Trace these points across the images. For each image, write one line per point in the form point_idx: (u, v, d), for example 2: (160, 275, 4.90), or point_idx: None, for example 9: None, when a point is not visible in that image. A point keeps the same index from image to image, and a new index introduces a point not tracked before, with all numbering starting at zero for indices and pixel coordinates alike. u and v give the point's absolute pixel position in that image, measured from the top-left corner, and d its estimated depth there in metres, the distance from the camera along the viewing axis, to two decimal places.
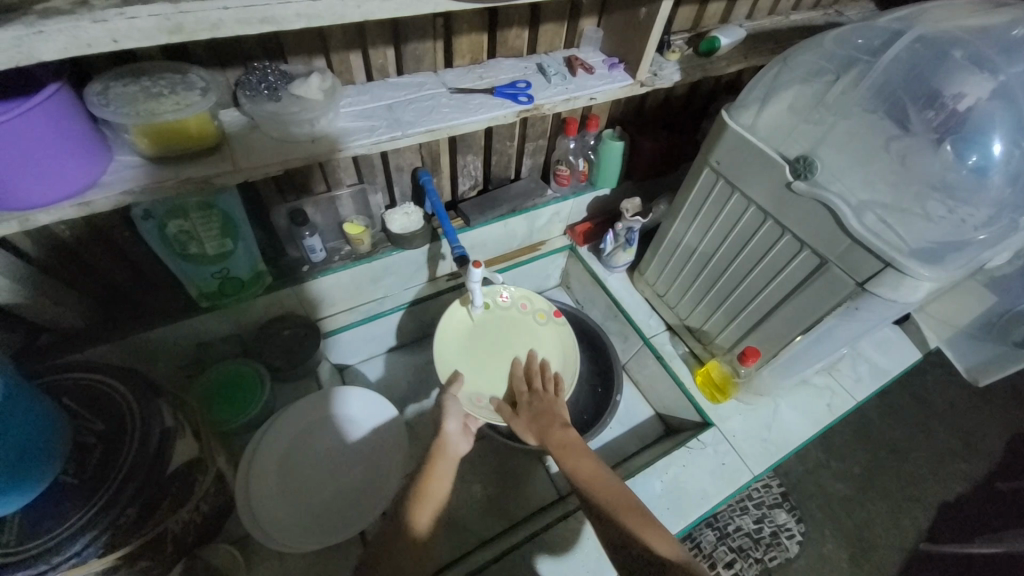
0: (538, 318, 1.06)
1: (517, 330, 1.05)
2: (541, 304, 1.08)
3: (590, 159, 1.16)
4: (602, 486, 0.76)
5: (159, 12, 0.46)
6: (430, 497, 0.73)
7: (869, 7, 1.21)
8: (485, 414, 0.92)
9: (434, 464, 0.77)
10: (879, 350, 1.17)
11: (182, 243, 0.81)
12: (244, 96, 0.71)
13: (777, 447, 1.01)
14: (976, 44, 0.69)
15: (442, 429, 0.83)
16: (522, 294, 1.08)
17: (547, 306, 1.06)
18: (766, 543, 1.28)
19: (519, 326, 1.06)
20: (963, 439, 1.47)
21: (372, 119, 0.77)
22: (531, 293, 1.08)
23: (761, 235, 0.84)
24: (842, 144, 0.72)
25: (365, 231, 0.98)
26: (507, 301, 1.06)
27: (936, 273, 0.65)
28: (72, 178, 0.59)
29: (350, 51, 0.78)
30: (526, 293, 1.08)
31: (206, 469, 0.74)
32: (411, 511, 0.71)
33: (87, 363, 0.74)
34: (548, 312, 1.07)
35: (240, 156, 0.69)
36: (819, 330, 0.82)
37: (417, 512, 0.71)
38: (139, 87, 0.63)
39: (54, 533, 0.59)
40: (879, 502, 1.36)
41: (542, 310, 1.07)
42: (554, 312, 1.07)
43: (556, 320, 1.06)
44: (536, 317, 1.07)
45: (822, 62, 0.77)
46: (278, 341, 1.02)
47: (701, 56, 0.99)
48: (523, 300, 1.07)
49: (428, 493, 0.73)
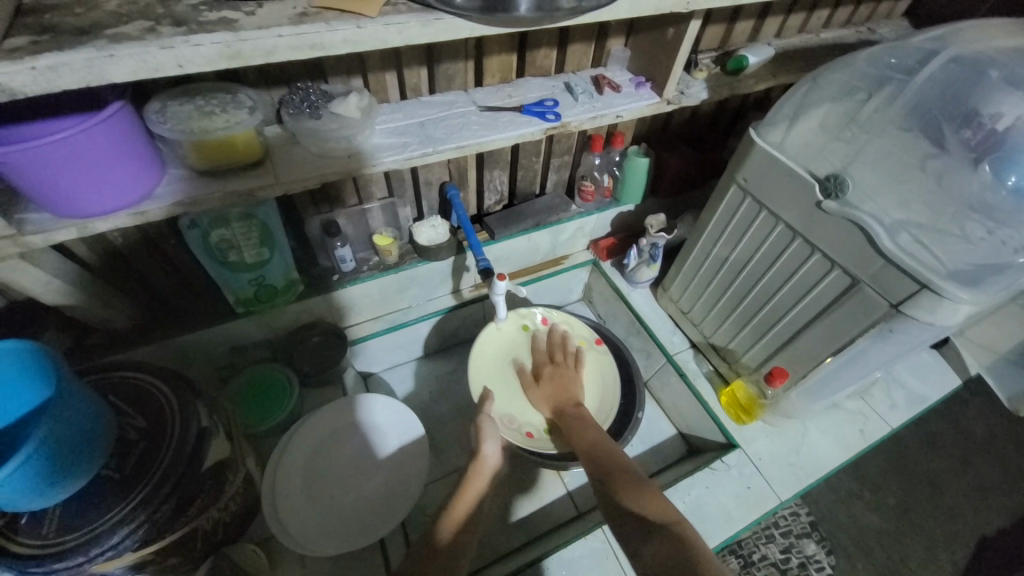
0: (578, 345, 1.13)
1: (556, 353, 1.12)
2: (582, 332, 1.15)
3: (615, 175, 1.17)
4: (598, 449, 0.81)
5: (220, 40, 0.50)
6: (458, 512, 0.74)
7: (903, 24, 1.19)
8: (519, 438, 0.99)
9: (472, 480, 0.78)
10: (915, 374, 1.12)
11: (223, 251, 0.85)
12: (288, 115, 0.75)
13: (805, 473, 0.98)
14: (1016, 63, 0.67)
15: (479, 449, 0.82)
16: (564, 320, 1.15)
17: (588, 335, 1.14)
18: (794, 574, 1.23)
19: (559, 350, 1.13)
20: (1009, 472, 1.39)
21: (404, 136, 0.81)
22: (572, 320, 1.15)
23: (789, 253, 0.83)
24: (874, 163, 0.71)
25: (393, 243, 1.01)
26: (548, 326, 1.15)
27: (975, 296, 0.63)
28: (129, 188, 0.64)
29: (385, 71, 0.82)
30: (567, 318, 1.16)
31: (237, 470, 0.77)
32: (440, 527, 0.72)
33: (132, 363, 0.78)
34: (588, 340, 1.14)
35: (280, 170, 0.73)
36: (850, 352, 0.80)
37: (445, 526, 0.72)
38: (194, 106, 0.68)
39: (94, 524, 0.62)
40: (916, 536, 1.29)
41: (583, 338, 1.14)
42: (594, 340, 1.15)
43: (596, 348, 1.13)
44: (575, 342, 1.14)
45: (854, 81, 0.76)
46: (308, 349, 1.05)
47: (728, 74, 0.99)
48: (565, 326, 1.15)
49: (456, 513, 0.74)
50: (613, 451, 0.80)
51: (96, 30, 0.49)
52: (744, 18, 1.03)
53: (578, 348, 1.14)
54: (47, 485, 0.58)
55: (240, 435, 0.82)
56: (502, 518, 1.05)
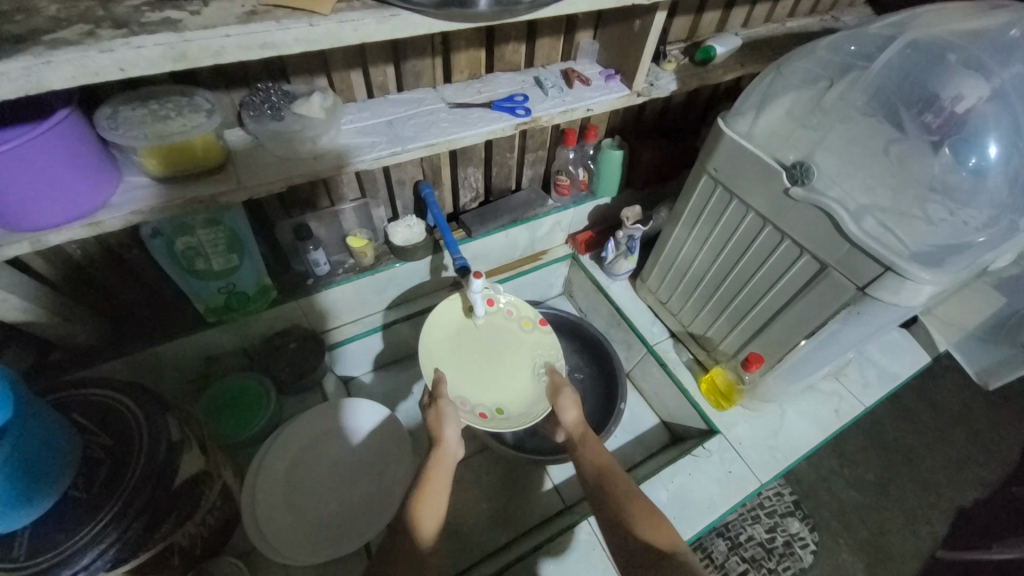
0: (523, 327, 0.99)
1: (502, 339, 0.98)
2: (527, 312, 1.00)
3: (590, 168, 1.17)
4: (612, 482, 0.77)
5: (163, 41, 0.48)
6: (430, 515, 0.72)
7: (866, 11, 1.22)
8: (472, 419, 0.89)
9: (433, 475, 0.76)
10: (886, 353, 1.15)
11: (189, 259, 0.83)
12: (248, 116, 0.73)
13: (784, 454, 1.00)
14: (969, 48, 0.69)
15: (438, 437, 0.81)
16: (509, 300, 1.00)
17: (533, 314, 0.99)
18: (779, 552, 1.26)
19: (506, 335, 0.98)
20: (977, 442, 1.45)
21: (373, 136, 0.79)
22: (517, 300, 1.00)
23: (761, 241, 0.84)
24: (837, 150, 0.72)
25: (368, 244, 1.00)
26: (493, 307, 0.98)
27: (937, 277, 0.65)
28: (83, 199, 0.61)
29: (350, 70, 0.80)
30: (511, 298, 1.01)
31: (212, 484, 0.75)
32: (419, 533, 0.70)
33: (97, 380, 0.75)
34: (534, 320, 0.99)
35: (243, 174, 0.71)
36: (822, 335, 0.81)
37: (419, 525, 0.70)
38: (147, 110, 0.66)
39: (61, 547, 0.60)
40: (895, 509, 1.34)
41: (528, 318, 0.99)
42: (540, 320, 1.00)
43: (541, 329, 0.99)
44: (521, 325, 0.99)
45: (816, 69, 0.77)
46: (286, 355, 1.04)
47: (697, 65, 1.00)
48: (509, 306, 1.00)
49: (427, 511, 0.72)
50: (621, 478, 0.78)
51: (33, 36, 0.47)
52: (711, 9, 1.03)
53: (522, 330, 0.99)
54: (9, 507, 0.56)
55: (215, 447, 0.81)
56: (490, 514, 1.06)
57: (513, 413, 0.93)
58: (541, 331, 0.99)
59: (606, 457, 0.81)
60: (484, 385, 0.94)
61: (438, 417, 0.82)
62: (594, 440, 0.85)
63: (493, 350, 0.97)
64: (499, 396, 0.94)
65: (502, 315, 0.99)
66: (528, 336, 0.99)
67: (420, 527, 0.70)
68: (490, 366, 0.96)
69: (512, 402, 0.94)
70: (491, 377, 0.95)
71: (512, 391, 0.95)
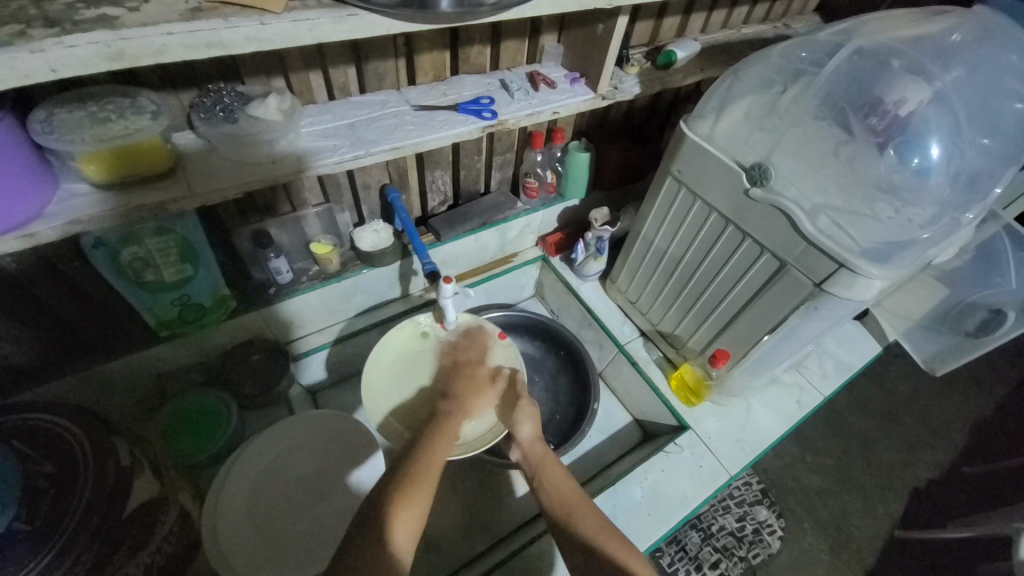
0: (481, 343, 1.01)
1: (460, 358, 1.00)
2: (487, 329, 1.02)
3: (558, 171, 1.18)
4: (577, 512, 0.73)
5: (99, 40, 0.45)
6: (416, 505, 0.62)
7: (815, 19, 1.28)
8: None
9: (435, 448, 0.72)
10: (842, 344, 1.21)
11: (138, 270, 0.78)
12: (199, 118, 0.70)
13: (751, 447, 1.03)
14: (910, 54, 0.73)
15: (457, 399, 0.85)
16: (466, 320, 1.04)
17: (492, 329, 1.02)
18: (749, 540, 1.30)
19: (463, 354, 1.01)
20: (927, 425, 1.53)
21: (334, 138, 0.77)
22: (477, 319, 1.04)
23: (723, 241, 0.87)
24: (792, 152, 0.75)
25: (332, 250, 0.97)
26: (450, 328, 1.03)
27: (886, 272, 0.68)
28: (17, 208, 0.56)
29: (309, 71, 0.77)
30: (470, 318, 1.05)
31: (169, 509, 0.70)
32: (400, 507, 0.61)
33: (37, 404, 0.70)
34: (494, 335, 1.01)
35: (196, 179, 0.67)
36: (783, 330, 0.84)
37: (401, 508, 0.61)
38: (86, 112, 0.61)
39: None
40: (853, 492, 1.41)
41: (489, 333, 1.02)
42: (501, 334, 1.02)
43: (503, 343, 1.01)
44: (481, 341, 1.01)
45: (771, 74, 0.80)
46: (247, 368, 0.99)
47: (659, 69, 1.02)
48: (466, 326, 1.04)
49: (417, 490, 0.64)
50: (588, 505, 0.74)
51: None
52: (671, 14, 1.06)
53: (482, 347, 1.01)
54: None
55: (171, 469, 0.76)
56: (466, 522, 1.05)
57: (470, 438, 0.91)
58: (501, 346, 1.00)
59: (570, 483, 0.78)
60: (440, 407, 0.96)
61: (471, 385, 0.89)
62: (553, 462, 0.82)
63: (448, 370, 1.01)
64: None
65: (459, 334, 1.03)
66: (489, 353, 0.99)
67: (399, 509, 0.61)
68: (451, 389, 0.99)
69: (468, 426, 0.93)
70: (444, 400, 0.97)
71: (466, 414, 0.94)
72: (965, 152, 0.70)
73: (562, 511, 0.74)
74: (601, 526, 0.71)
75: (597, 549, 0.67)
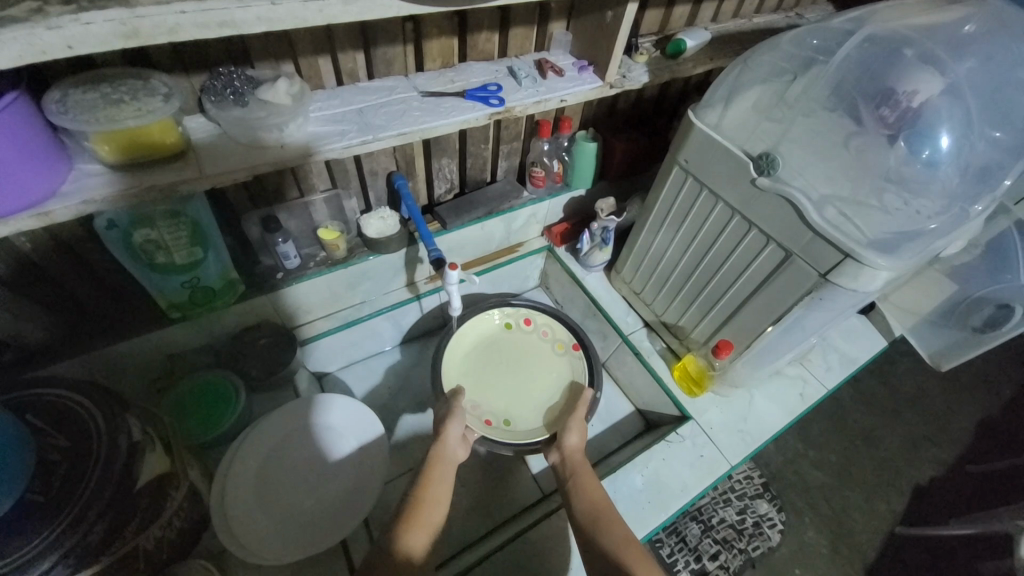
0: (556, 348, 1.12)
1: (533, 356, 1.12)
2: (561, 335, 1.14)
3: (565, 160, 1.17)
4: (608, 521, 0.75)
5: (114, 18, 0.46)
6: (419, 523, 0.71)
7: (828, 9, 1.26)
8: (478, 424, 0.99)
9: (430, 473, 0.79)
10: (846, 338, 1.21)
11: (149, 253, 0.79)
12: (209, 102, 0.71)
13: (753, 437, 1.03)
14: (923, 43, 0.72)
15: (443, 436, 0.85)
16: (546, 323, 1.16)
17: (566, 338, 1.13)
18: (749, 533, 1.32)
19: (538, 353, 1.13)
20: (933, 423, 1.53)
21: (341, 124, 0.77)
22: (554, 324, 1.15)
23: (730, 231, 0.86)
24: (800, 142, 0.75)
25: (340, 236, 0.97)
26: (530, 327, 1.16)
27: (893, 263, 0.68)
28: (31, 187, 0.57)
29: (318, 56, 0.78)
30: (550, 321, 1.16)
31: (179, 484, 0.73)
32: (401, 535, 0.69)
33: (56, 380, 0.72)
34: (567, 344, 1.12)
35: (206, 163, 0.68)
36: (788, 321, 0.84)
37: (402, 529, 0.70)
38: (100, 94, 0.62)
39: (24, 549, 0.56)
40: (856, 488, 1.41)
41: (562, 341, 1.13)
42: (573, 344, 1.13)
43: (572, 353, 1.11)
44: (554, 347, 1.13)
45: (781, 63, 0.79)
46: (255, 352, 1.00)
47: (668, 58, 1.02)
48: (546, 327, 1.15)
49: (417, 517, 0.71)
50: (614, 517, 0.76)
51: None
52: (681, 2, 1.05)
53: (554, 351, 1.13)
54: None
55: (181, 447, 0.78)
56: (469, 505, 1.06)
57: (518, 430, 1.01)
58: (572, 355, 1.11)
59: (601, 494, 0.79)
60: (510, 399, 1.06)
61: (458, 412, 0.89)
62: (588, 473, 0.84)
63: (521, 362, 1.12)
64: (509, 410, 1.04)
65: (537, 333, 1.15)
66: (559, 358, 1.11)
67: (402, 533, 0.69)
68: (512, 380, 1.09)
69: (520, 417, 1.04)
70: (507, 394, 1.07)
71: (526, 409, 1.05)
72: (975, 143, 0.69)
73: (588, 518, 0.76)
74: (623, 536, 0.72)
75: (619, 557, 0.68)
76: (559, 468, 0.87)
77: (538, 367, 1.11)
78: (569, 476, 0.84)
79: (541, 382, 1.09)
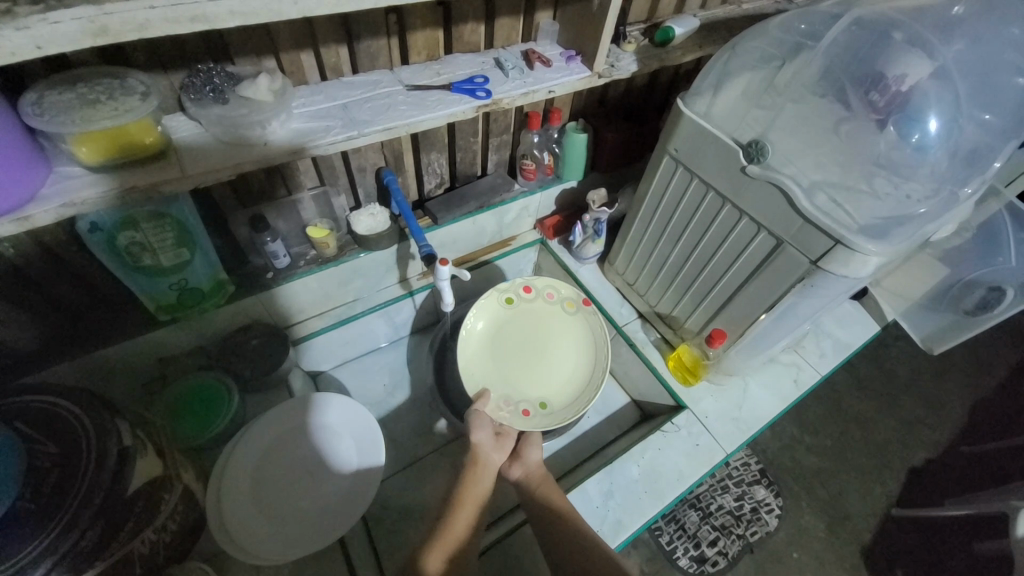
0: (567, 308, 1.11)
1: (547, 322, 1.11)
2: (569, 294, 1.12)
3: (555, 152, 1.17)
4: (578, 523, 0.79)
5: (82, 16, 0.45)
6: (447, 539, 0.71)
7: None
8: (517, 417, 1.00)
9: (466, 480, 0.81)
10: (840, 324, 1.21)
11: (135, 255, 0.78)
12: (188, 99, 0.69)
13: (748, 425, 1.04)
14: (912, 26, 0.72)
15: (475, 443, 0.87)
16: (548, 285, 1.13)
17: (575, 296, 1.11)
18: (747, 518, 1.33)
19: (550, 317, 1.11)
20: (927, 405, 1.54)
21: (326, 120, 0.76)
22: (557, 283, 1.12)
23: (721, 219, 0.86)
24: (790, 128, 0.74)
25: (329, 234, 0.96)
26: (531, 293, 1.12)
27: (883, 248, 0.68)
28: (9, 191, 0.56)
29: (300, 50, 0.76)
30: (551, 282, 1.13)
31: (172, 488, 0.73)
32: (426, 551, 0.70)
33: (50, 387, 0.71)
34: (576, 301, 1.11)
35: (188, 162, 0.67)
36: (780, 308, 0.84)
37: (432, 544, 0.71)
38: (76, 94, 0.60)
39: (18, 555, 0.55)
40: (851, 472, 1.42)
41: (570, 299, 1.11)
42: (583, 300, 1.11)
43: (584, 308, 1.10)
44: (565, 306, 1.11)
45: (770, 47, 0.78)
46: (246, 352, 0.99)
47: (657, 45, 1.01)
48: (549, 290, 1.12)
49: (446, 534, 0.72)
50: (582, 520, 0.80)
51: None
52: None
53: (566, 311, 1.11)
54: None
55: (172, 451, 0.78)
56: None
57: (557, 408, 1.02)
58: (585, 311, 1.09)
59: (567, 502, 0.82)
60: (529, 380, 1.05)
61: (480, 419, 0.91)
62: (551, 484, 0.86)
63: (540, 333, 1.11)
64: (542, 392, 1.05)
65: (541, 297, 1.12)
66: (573, 318, 1.10)
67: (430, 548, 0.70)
68: (526, 363, 1.08)
69: (553, 394, 1.05)
70: (531, 374, 1.07)
71: (555, 386, 1.06)
72: (964, 126, 0.68)
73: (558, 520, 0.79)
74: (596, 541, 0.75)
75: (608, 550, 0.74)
76: (522, 481, 0.87)
77: (555, 333, 1.10)
78: (536, 487, 0.85)
79: (561, 352, 1.09)
